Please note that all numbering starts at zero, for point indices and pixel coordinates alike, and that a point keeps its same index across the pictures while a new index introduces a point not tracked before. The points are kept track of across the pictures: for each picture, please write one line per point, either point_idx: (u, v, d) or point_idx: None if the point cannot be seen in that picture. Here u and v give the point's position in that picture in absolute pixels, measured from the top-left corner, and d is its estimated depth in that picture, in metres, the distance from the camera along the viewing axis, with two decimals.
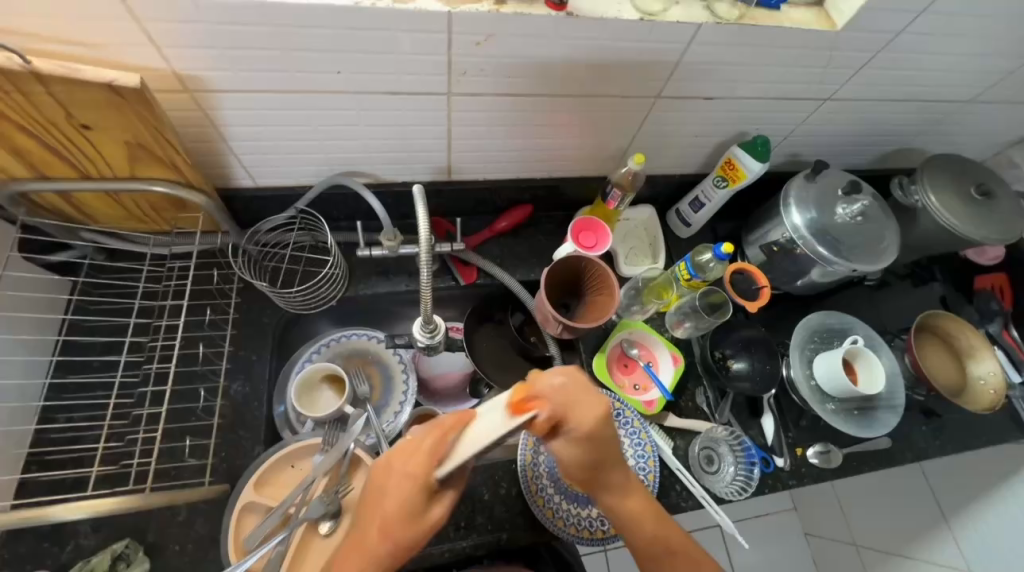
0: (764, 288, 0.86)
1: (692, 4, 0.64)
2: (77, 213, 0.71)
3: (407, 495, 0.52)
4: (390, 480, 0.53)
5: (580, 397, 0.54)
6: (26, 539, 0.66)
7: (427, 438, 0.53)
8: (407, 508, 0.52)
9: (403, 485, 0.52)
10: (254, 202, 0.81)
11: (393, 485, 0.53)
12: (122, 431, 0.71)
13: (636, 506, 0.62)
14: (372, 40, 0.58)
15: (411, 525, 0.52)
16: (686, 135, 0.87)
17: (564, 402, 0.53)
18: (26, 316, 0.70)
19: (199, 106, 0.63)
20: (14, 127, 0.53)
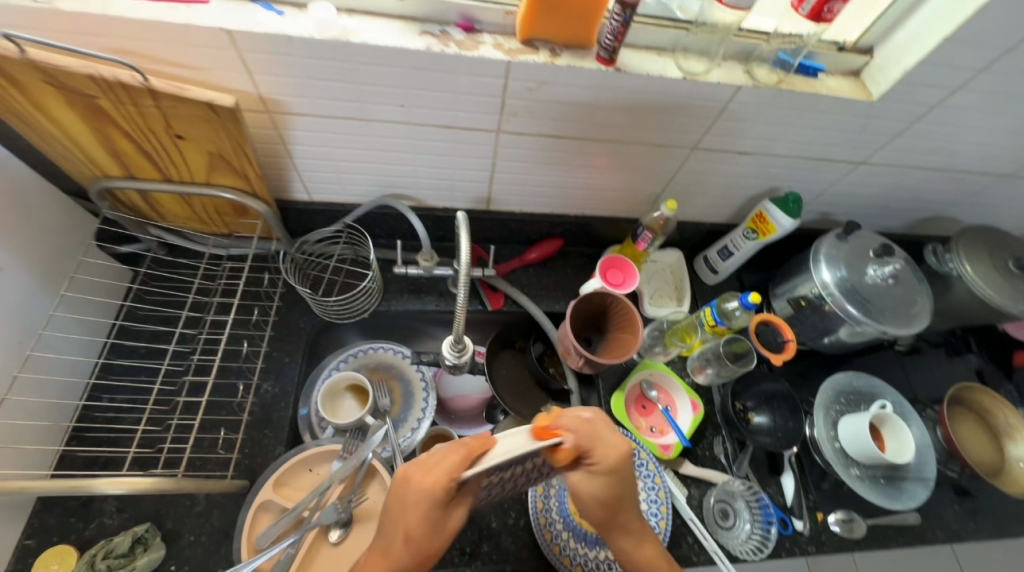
0: (790, 341, 0.85)
1: (732, 67, 0.69)
2: (152, 209, 0.77)
3: (426, 508, 0.51)
4: (411, 499, 0.52)
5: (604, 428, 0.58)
6: (57, 510, 0.70)
7: (450, 456, 0.51)
8: (430, 526, 0.51)
9: (423, 504, 0.51)
10: (306, 214, 0.87)
11: (413, 502, 0.52)
12: (160, 416, 0.75)
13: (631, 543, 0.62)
14: (437, 80, 0.64)
15: (434, 539, 0.52)
16: (718, 186, 0.90)
17: (591, 437, 0.56)
18: (91, 298, 0.76)
19: (275, 126, 0.69)
20: (120, 133, 0.60)
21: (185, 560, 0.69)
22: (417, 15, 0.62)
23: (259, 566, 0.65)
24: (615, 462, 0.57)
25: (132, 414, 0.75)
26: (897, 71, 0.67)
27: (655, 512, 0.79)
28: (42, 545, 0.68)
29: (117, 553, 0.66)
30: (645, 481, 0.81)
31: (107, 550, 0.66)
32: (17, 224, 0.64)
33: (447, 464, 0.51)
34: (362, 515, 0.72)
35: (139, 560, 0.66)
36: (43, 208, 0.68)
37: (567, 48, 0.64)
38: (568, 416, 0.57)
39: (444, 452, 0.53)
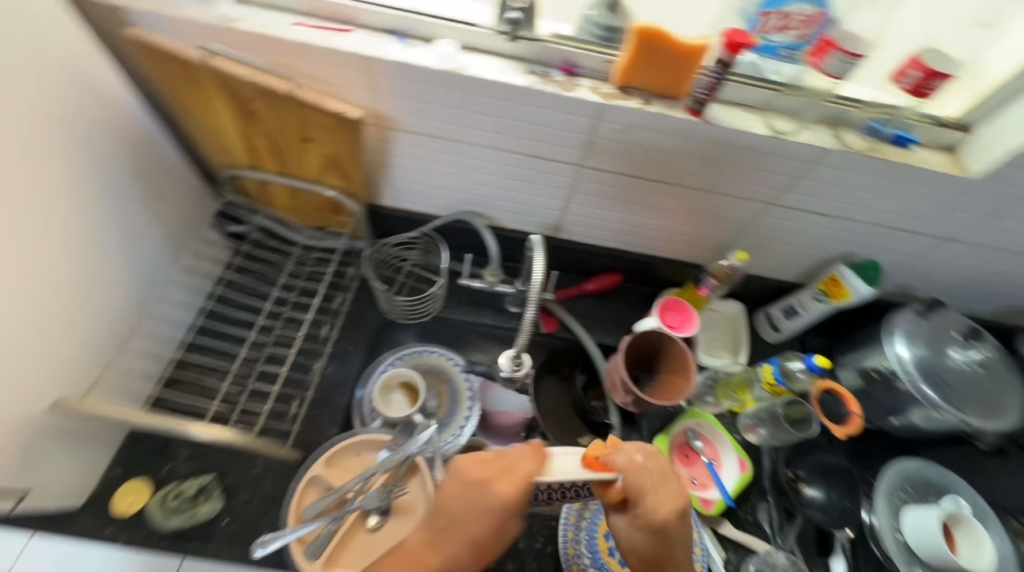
0: (854, 414, 0.81)
1: (822, 130, 0.70)
2: (264, 197, 0.87)
3: (491, 514, 0.57)
4: (472, 499, 0.58)
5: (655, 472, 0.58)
6: (139, 448, 0.78)
7: (520, 464, 0.58)
8: (493, 531, 0.57)
9: (495, 508, 0.56)
10: (390, 219, 0.95)
11: (484, 504, 0.57)
12: (242, 379, 0.82)
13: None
14: (534, 115, 0.70)
15: (494, 543, 0.57)
16: (791, 244, 0.89)
17: (639, 481, 0.57)
18: (203, 266, 0.87)
19: (384, 139, 0.78)
20: (261, 130, 0.70)
21: (236, 516, 0.74)
22: (525, 56, 0.69)
23: (302, 537, 0.69)
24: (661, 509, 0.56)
25: (214, 374, 0.81)
26: (1000, 151, 0.65)
27: None
28: (123, 475, 0.75)
29: (185, 495, 0.73)
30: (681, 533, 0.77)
31: (177, 492, 0.73)
32: (162, 197, 0.76)
33: (517, 472, 0.58)
34: (400, 508, 0.75)
35: (201, 507, 0.72)
36: (181, 186, 0.80)
37: (659, 96, 0.68)
38: (621, 453, 0.58)
39: (503, 456, 0.60)
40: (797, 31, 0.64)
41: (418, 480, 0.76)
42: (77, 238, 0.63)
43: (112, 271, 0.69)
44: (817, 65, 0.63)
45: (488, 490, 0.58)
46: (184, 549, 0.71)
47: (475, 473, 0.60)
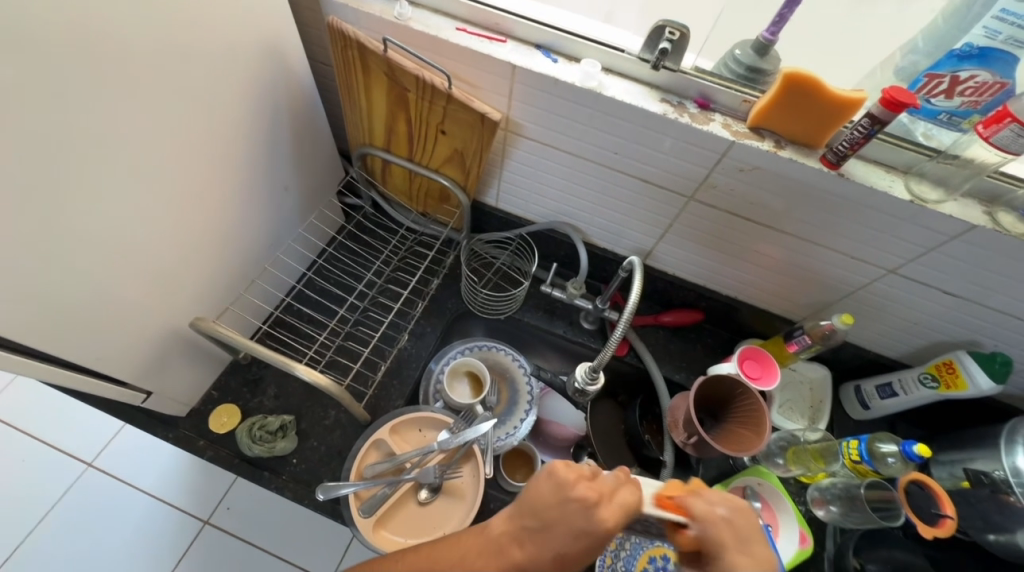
0: (949, 519, 0.68)
1: (970, 204, 0.65)
2: (383, 177, 0.95)
3: (585, 533, 0.42)
4: (559, 509, 0.43)
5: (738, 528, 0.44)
6: (237, 377, 0.87)
7: (629, 493, 0.44)
8: (580, 552, 0.42)
9: (589, 527, 0.42)
10: (488, 216, 1.00)
11: (573, 520, 0.43)
12: (332, 336, 0.89)
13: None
14: (659, 141, 0.71)
15: (571, 564, 0.43)
16: (903, 319, 0.83)
17: (721, 536, 0.43)
18: (320, 228, 0.96)
19: (505, 142, 0.83)
20: (404, 118, 0.77)
21: (304, 459, 0.81)
22: (662, 84, 0.70)
23: (360, 493, 0.73)
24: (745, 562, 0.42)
25: (311, 326, 0.90)
26: None
27: None
28: (220, 398, 0.85)
29: (268, 429, 0.80)
30: None
31: (262, 424, 0.80)
32: (308, 161, 0.86)
33: (622, 497, 0.44)
34: (450, 489, 0.78)
35: (278, 443, 0.79)
36: (324, 156, 0.90)
37: (792, 142, 0.67)
38: (701, 500, 0.45)
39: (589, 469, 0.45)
40: (965, 98, 0.62)
41: (471, 466, 0.79)
42: (240, 186, 0.72)
43: (257, 219, 0.79)
44: (985, 136, 0.58)
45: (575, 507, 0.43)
46: (257, 477, 0.78)
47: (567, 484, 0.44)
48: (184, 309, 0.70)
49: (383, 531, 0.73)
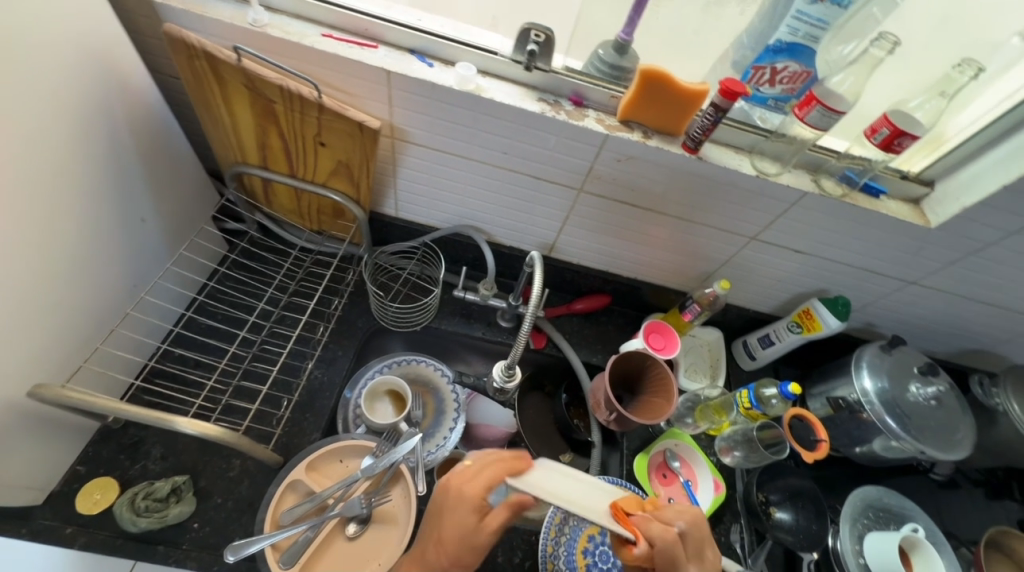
0: (823, 443, 0.83)
1: (801, 174, 0.76)
2: (266, 198, 0.88)
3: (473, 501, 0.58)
4: (457, 501, 0.58)
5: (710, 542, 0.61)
6: (110, 445, 0.74)
7: (488, 468, 0.58)
8: (464, 526, 0.57)
9: (467, 495, 0.58)
10: (389, 226, 0.96)
11: (457, 496, 0.59)
12: (226, 378, 0.80)
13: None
14: (542, 138, 0.74)
15: (468, 539, 0.56)
16: (769, 278, 0.95)
17: (666, 556, 0.55)
18: (196, 261, 0.86)
19: (394, 150, 0.81)
20: (276, 133, 0.72)
21: (207, 520, 0.71)
22: (537, 85, 0.73)
23: (277, 543, 0.67)
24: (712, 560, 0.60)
25: (200, 369, 0.80)
26: (956, 205, 0.73)
27: None
28: (89, 473, 0.72)
29: (156, 496, 0.69)
30: None
31: (148, 491, 0.69)
32: (167, 186, 0.76)
33: (487, 472, 0.58)
34: (381, 516, 0.74)
35: (172, 509, 0.69)
36: (187, 180, 0.80)
37: (657, 132, 0.74)
38: (655, 524, 0.56)
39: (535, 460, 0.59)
40: (784, 86, 0.73)
41: (400, 489, 0.76)
42: (75, 224, 0.61)
43: (108, 259, 0.67)
44: (801, 116, 0.69)
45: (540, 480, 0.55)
46: (149, 554, 0.67)
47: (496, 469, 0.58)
48: (14, 377, 0.58)
49: None
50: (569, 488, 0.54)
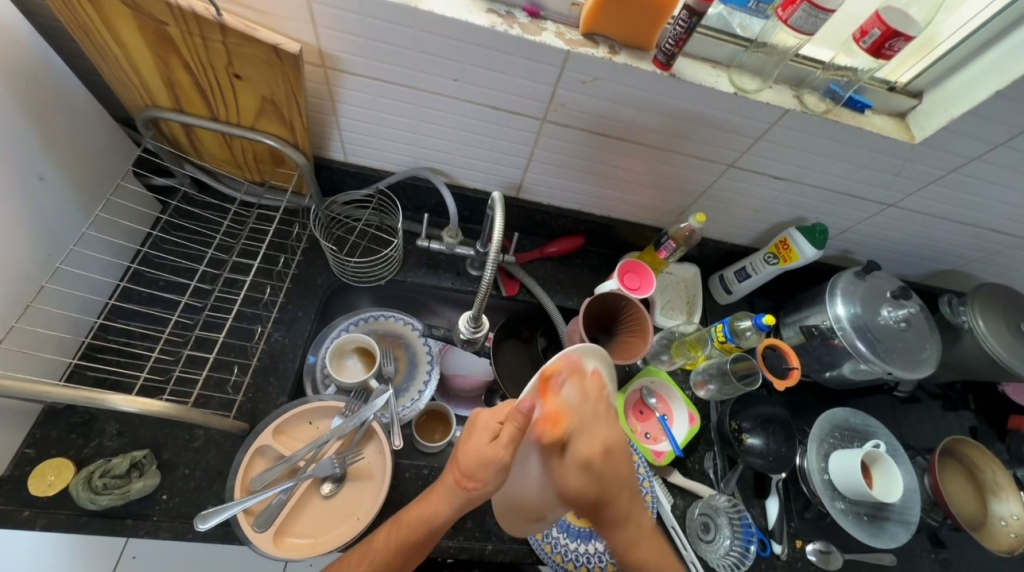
0: (795, 369, 0.84)
1: (782, 89, 0.70)
2: (192, 148, 0.78)
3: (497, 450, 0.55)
4: (477, 447, 0.56)
5: (602, 468, 0.55)
6: (59, 425, 0.70)
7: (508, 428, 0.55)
8: (488, 463, 0.56)
9: (488, 444, 0.56)
10: (339, 173, 0.88)
11: (481, 445, 0.56)
12: (176, 347, 0.75)
13: (647, 556, 0.62)
14: (495, 59, 0.65)
15: (489, 473, 0.56)
16: (747, 208, 0.91)
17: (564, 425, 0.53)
18: (123, 224, 0.77)
19: (328, 82, 0.71)
20: (181, 65, 0.62)
21: (176, 491, 0.69)
22: None
23: (249, 507, 0.65)
24: (590, 487, 0.55)
25: (146, 340, 0.75)
26: (943, 117, 0.69)
27: None
28: (41, 455, 0.68)
29: (114, 473, 0.66)
30: None
31: (105, 469, 0.66)
32: (63, 137, 0.65)
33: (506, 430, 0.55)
34: (356, 473, 0.73)
35: (134, 484, 0.66)
36: (90, 128, 0.69)
37: (625, 47, 0.65)
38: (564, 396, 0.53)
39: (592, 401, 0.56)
40: None
41: (374, 446, 0.75)
42: None
43: (9, 225, 0.59)
44: (784, 19, 0.61)
45: (533, 427, 0.55)
46: (118, 529, 0.65)
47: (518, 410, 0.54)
48: None
49: (288, 538, 0.66)
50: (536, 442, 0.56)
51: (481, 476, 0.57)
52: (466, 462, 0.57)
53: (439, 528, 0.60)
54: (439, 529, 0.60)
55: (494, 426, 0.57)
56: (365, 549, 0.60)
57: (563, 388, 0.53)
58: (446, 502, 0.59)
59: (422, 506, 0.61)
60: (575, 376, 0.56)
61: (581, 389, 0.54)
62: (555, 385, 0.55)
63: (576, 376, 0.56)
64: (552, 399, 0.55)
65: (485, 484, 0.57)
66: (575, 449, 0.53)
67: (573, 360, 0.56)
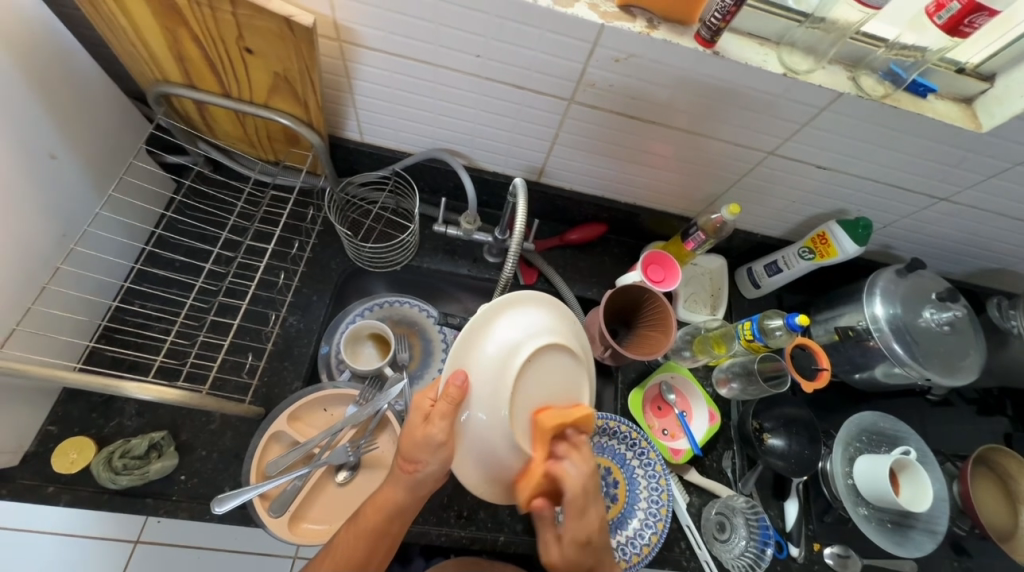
0: (825, 370, 0.81)
1: (837, 71, 0.63)
2: (204, 125, 0.75)
3: (432, 429, 0.53)
4: (412, 428, 0.55)
5: (593, 544, 0.54)
6: (81, 403, 0.71)
7: (442, 402, 0.53)
8: (425, 444, 0.54)
9: (423, 425, 0.54)
10: (354, 153, 0.84)
11: (419, 425, 0.55)
12: (191, 329, 0.75)
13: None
14: (521, 34, 0.60)
15: (428, 455, 0.54)
16: (784, 199, 0.85)
17: (569, 501, 0.52)
18: (135, 205, 0.75)
19: (343, 56, 0.67)
20: (190, 37, 0.59)
21: (194, 472, 0.70)
22: None
23: (265, 493, 0.65)
24: (577, 559, 0.54)
25: (162, 322, 0.75)
26: (1018, 103, 0.62)
27: (654, 513, 0.78)
28: (64, 433, 0.69)
29: (134, 454, 0.67)
30: (648, 480, 0.80)
31: (125, 449, 0.67)
32: (74, 114, 0.63)
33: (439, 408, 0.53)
34: (370, 462, 0.73)
35: (153, 464, 0.67)
36: (101, 105, 0.67)
37: (664, 20, 0.60)
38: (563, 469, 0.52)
39: (532, 340, 0.54)
40: None
41: (388, 434, 0.74)
42: None
43: (22, 205, 0.58)
44: None
45: (475, 389, 0.53)
46: (139, 507, 0.66)
47: (450, 379, 0.53)
48: None
49: (303, 523, 0.67)
50: (479, 400, 0.53)
51: (420, 459, 0.55)
52: (404, 447, 0.55)
53: (398, 513, 0.58)
54: (396, 514, 0.58)
55: (426, 406, 0.55)
56: (328, 549, 0.59)
57: (564, 466, 0.52)
58: (398, 488, 0.57)
59: (376, 495, 0.59)
60: (505, 321, 0.55)
61: (579, 464, 0.52)
62: (487, 338, 0.54)
63: (506, 321, 0.55)
64: (486, 350, 0.54)
65: (427, 467, 0.55)
66: (575, 528, 0.52)
67: (498, 310, 0.56)
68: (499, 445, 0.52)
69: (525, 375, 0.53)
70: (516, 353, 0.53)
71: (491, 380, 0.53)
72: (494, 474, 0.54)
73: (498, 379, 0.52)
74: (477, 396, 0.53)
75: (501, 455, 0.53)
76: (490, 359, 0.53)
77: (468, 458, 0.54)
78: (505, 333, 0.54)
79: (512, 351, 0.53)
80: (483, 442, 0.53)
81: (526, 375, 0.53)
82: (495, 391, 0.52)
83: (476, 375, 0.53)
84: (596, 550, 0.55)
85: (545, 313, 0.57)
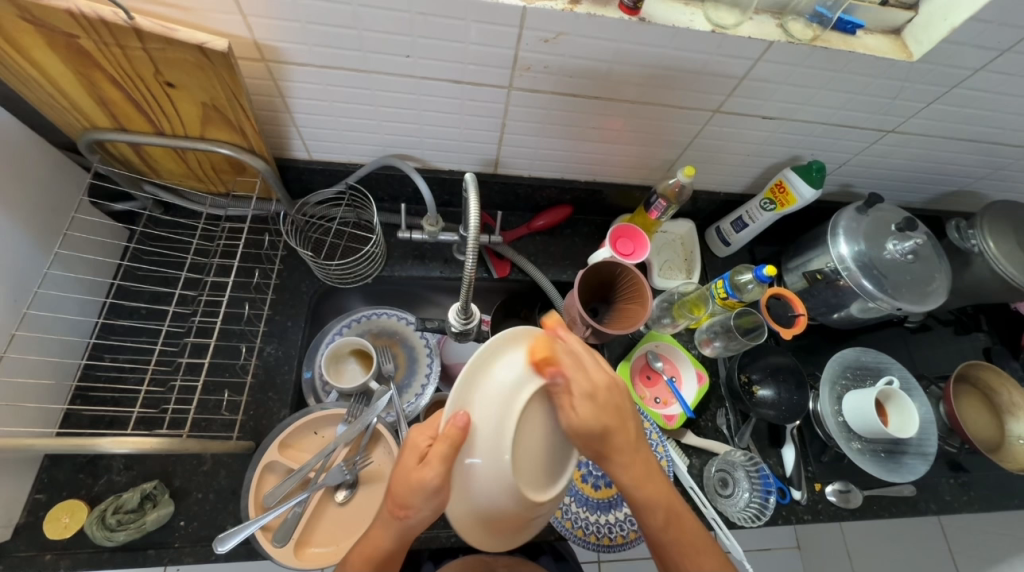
0: (801, 316, 0.82)
1: (765, 21, 0.64)
2: (146, 167, 0.74)
3: (427, 475, 0.49)
4: (406, 470, 0.51)
5: (605, 399, 0.52)
6: (64, 467, 0.70)
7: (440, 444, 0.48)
8: (419, 489, 0.50)
9: (415, 469, 0.50)
10: (306, 173, 0.83)
11: (410, 469, 0.51)
12: (165, 376, 0.74)
13: (657, 490, 0.57)
14: (446, 27, 0.59)
15: (420, 499, 0.51)
16: (738, 154, 0.86)
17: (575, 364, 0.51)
18: (87, 258, 0.74)
19: (272, 77, 0.65)
20: (107, 80, 0.57)
21: (193, 516, 0.69)
22: None
23: (266, 524, 0.65)
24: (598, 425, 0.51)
25: (135, 372, 0.74)
26: (944, 27, 0.63)
27: None
28: (53, 499, 0.68)
29: (127, 508, 0.66)
30: None
31: (118, 504, 0.66)
32: (3, 175, 0.61)
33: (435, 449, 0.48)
34: (368, 477, 0.73)
35: (149, 515, 0.66)
36: (29, 161, 0.65)
37: None
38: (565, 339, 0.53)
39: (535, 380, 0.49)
40: None
41: (383, 447, 0.74)
42: None
43: None
44: None
45: (475, 433, 0.48)
46: (142, 559, 0.66)
47: (451, 418, 0.48)
48: None
49: (309, 547, 0.67)
50: (480, 444, 0.48)
51: (413, 504, 0.51)
52: (397, 492, 0.52)
53: (388, 558, 0.58)
54: (388, 557, 0.58)
55: (422, 446, 0.52)
56: None
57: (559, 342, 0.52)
58: (385, 533, 0.57)
59: (363, 543, 0.58)
60: (505, 361, 0.49)
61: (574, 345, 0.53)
62: (487, 378, 0.48)
63: (503, 361, 0.49)
64: (488, 392, 0.48)
65: (418, 512, 0.52)
66: (580, 391, 0.50)
67: (497, 344, 0.50)
68: (498, 491, 0.48)
69: (527, 420, 0.49)
70: (517, 397, 0.48)
71: (494, 428, 0.47)
72: (489, 520, 0.51)
73: (500, 427, 0.47)
74: (480, 441, 0.48)
75: (500, 500, 0.49)
76: (494, 402, 0.48)
77: (467, 501, 0.50)
78: (506, 373, 0.48)
79: (515, 397, 0.48)
80: (485, 489, 0.48)
81: (530, 416, 0.49)
82: (499, 439, 0.47)
83: (479, 420, 0.48)
84: (615, 415, 0.53)
85: (546, 348, 0.52)
